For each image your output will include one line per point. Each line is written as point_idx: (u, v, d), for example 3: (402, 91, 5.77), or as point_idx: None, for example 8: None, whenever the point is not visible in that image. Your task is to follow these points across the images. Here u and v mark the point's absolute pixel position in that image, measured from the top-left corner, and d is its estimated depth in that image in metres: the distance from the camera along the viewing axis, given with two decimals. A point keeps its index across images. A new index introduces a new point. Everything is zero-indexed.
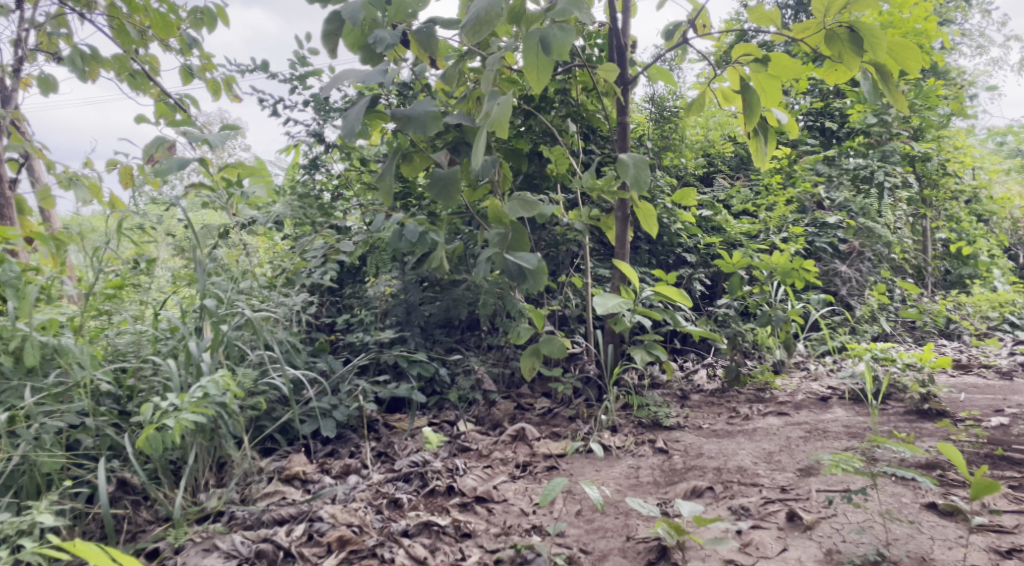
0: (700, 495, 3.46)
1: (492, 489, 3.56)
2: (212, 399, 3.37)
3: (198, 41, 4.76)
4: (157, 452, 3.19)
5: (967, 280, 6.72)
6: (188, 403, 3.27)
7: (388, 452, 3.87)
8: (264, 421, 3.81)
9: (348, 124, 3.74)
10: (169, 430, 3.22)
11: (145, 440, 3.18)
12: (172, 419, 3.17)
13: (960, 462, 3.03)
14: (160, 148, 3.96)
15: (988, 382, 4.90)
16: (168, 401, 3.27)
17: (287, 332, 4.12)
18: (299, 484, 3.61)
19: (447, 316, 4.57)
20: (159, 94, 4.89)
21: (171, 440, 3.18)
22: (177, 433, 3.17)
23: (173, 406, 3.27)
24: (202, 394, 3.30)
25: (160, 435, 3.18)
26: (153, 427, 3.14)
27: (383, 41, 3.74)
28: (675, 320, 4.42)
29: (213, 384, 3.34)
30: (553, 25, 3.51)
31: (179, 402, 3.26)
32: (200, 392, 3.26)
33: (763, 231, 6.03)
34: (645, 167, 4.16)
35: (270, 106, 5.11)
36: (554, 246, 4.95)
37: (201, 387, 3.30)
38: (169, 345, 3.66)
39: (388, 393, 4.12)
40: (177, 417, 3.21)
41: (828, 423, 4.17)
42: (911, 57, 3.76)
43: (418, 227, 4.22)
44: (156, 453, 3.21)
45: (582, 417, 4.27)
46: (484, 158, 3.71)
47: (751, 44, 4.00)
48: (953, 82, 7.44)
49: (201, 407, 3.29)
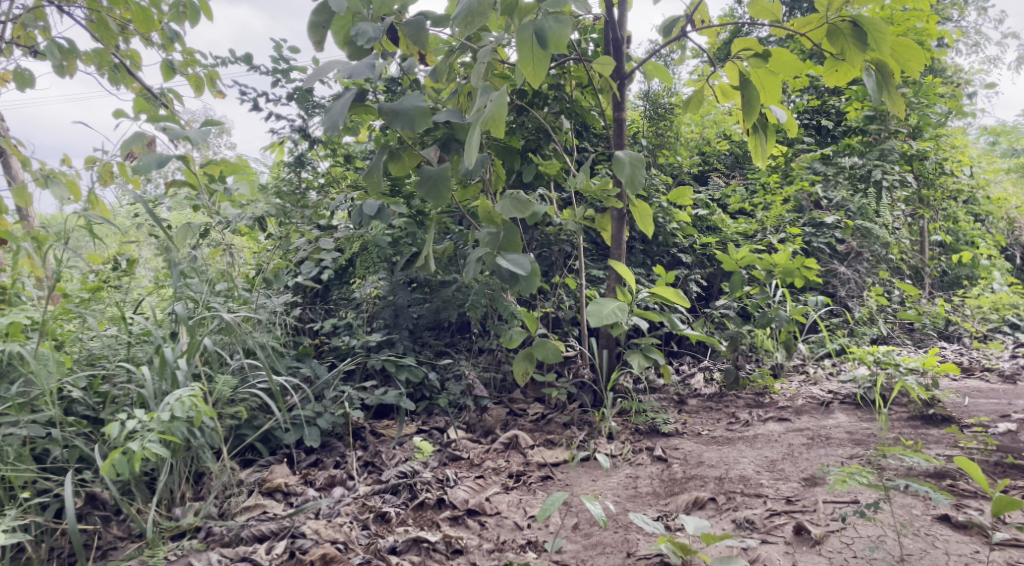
0: (702, 507, 3.32)
1: (485, 501, 3.40)
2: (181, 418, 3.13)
3: (179, 35, 4.57)
4: (123, 474, 2.98)
5: (965, 281, 6.59)
6: (156, 419, 3.06)
7: (375, 462, 3.71)
8: (245, 430, 3.63)
9: (332, 119, 3.57)
10: (135, 453, 3.02)
11: (110, 464, 2.98)
12: (136, 444, 2.96)
13: (980, 475, 2.96)
14: (139, 145, 3.81)
15: (991, 386, 4.77)
16: (135, 415, 3.08)
17: (270, 334, 3.95)
18: (281, 497, 3.44)
19: (437, 317, 4.42)
20: (140, 89, 4.71)
21: (136, 466, 2.98)
22: (142, 453, 2.97)
23: (140, 424, 3.09)
24: (169, 415, 3.07)
25: (125, 459, 2.98)
26: (116, 452, 2.94)
27: (367, 34, 3.56)
28: (672, 323, 4.26)
29: (180, 403, 3.10)
30: (547, 16, 3.36)
31: (148, 419, 3.06)
32: (166, 416, 3.04)
33: (759, 231, 5.86)
34: (642, 164, 4.01)
35: (251, 99, 4.97)
36: (546, 246, 4.81)
37: (168, 406, 3.07)
38: (145, 351, 3.48)
39: (376, 400, 3.93)
40: (143, 441, 3.02)
41: (831, 429, 4.03)
42: (914, 57, 3.61)
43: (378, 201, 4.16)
44: (122, 475, 2.99)
45: (577, 424, 4.11)
46: (475, 156, 3.56)
47: (752, 38, 3.83)
48: (950, 81, 7.32)
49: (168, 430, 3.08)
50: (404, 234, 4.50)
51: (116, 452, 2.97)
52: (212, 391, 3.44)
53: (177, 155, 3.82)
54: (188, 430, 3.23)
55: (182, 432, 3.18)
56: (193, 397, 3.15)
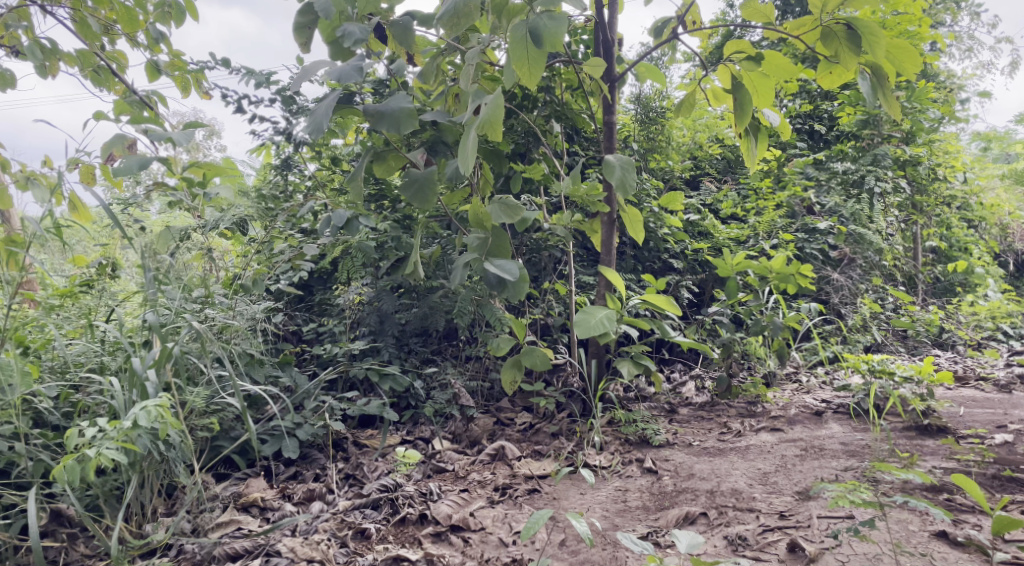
0: (694, 522, 3.23)
1: (469, 516, 3.30)
2: (144, 427, 3.00)
3: (165, 36, 4.45)
4: (76, 482, 2.85)
5: (958, 288, 6.52)
6: (119, 429, 2.94)
7: (356, 475, 3.61)
8: (222, 441, 3.53)
9: (316, 120, 3.47)
10: (91, 461, 2.90)
11: (63, 470, 2.86)
12: (91, 452, 2.85)
13: (979, 493, 2.87)
14: (121, 146, 3.71)
15: (986, 395, 4.69)
16: (95, 424, 2.97)
17: (249, 342, 3.83)
18: (257, 512, 3.34)
19: (423, 324, 4.32)
20: (124, 91, 4.58)
21: (90, 474, 2.85)
22: (98, 460, 2.85)
23: (101, 434, 2.97)
24: (131, 423, 2.94)
25: (80, 466, 2.87)
26: (70, 457, 2.83)
27: (352, 34, 3.46)
28: (663, 330, 4.17)
29: (146, 412, 2.98)
30: (541, 15, 3.27)
31: (109, 427, 2.94)
32: (128, 425, 2.91)
33: (752, 237, 5.76)
34: (633, 168, 3.92)
35: (234, 101, 4.85)
36: (535, 251, 4.71)
37: (130, 414, 2.95)
38: (117, 361, 3.38)
39: (358, 410, 3.82)
40: (99, 448, 2.90)
41: (825, 440, 3.94)
42: (909, 59, 3.53)
43: (348, 210, 4.12)
44: (75, 483, 2.86)
45: (566, 434, 4.01)
46: (470, 161, 3.47)
47: (745, 41, 3.75)
48: (943, 86, 7.25)
49: (128, 438, 2.95)
50: (388, 238, 4.36)
51: (70, 458, 2.86)
52: (186, 401, 3.33)
53: (160, 156, 3.72)
54: (155, 441, 3.11)
55: (146, 441, 3.06)
56: (159, 407, 3.02)
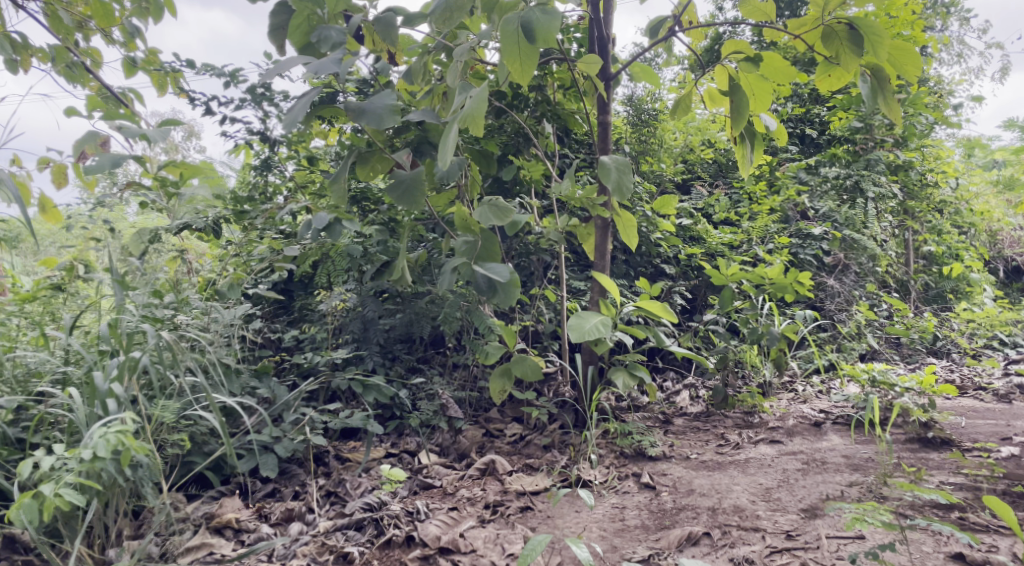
0: (697, 543, 3.06)
1: (459, 537, 3.12)
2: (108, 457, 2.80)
3: (141, 31, 4.21)
4: (33, 522, 2.67)
5: (950, 295, 6.24)
6: (79, 462, 2.74)
7: (338, 492, 3.42)
8: (194, 457, 3.31)
9: (292, 117, 3.25)
10: (46, 498, 2.71)
11: (17, 509, 2.67)
12: (47, 490, 2.66)
13: (1011, 518, 2.71)
14: (93, 144, 3.48)
15: (986, 406, 4.55)
16: (52, 454, 2.77)
17: (225, 349, 3.63)
18: (231, 534, 3.14)
19: (408, 331, 4.13)
20: (99, 88, 4.35)
21: (47, 513, 2.67)
22: (55, 499, 2.66)
23: (59, 463, 2.78)
24: (90, 454, 2.74)
25: (35, 503, 2.68)
26: (25, 495, 2.64)
27: (329, 37, 3.31)
28: (658, 339, 3.99)
29: (106, 441, 2.77)
30: (534, 8, 3.09)
31: (68, 458, 2.74)
32: (85, 455, 2.70)
33: (745, 242, 5.58)
34: (629, 170, 3.73)
35: (202, 104, 4.63)
36: (525, 255, 4.54)
37: (89, 444, 2.74)
38: (80, 372, 3.17)
39: (340, 423, 3.61)
40: (56, 485, 2.71)
41: (826, 453, 3.78)
42: (911, 62, 3.34)
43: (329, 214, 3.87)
44: (31, 521, 2.68)
45: (558, 447, 3.83)
46: (454, 158, 3.29)
47: (743, 41, 3.57)
48: (935, 91, 7.11)
49: (88, 470, 2.75)
50: (374, 242, 4.16)
51: (25, 496, 2.66)
52: (153, 417, 3.10)
53: (134, 155, 3.51)
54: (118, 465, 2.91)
55: (109, 469, 2.86)
56: (121, 434, 2.80)
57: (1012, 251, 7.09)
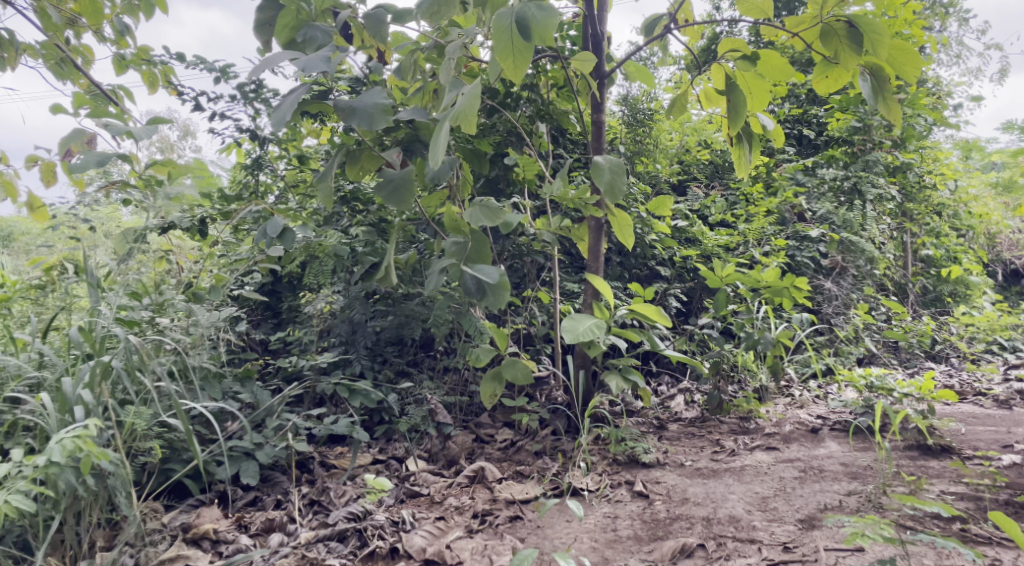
0: (691, 556, 2.98)
1: (445, 549, 3.04)
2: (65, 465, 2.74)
3: (132, 29, 4.11)
4: None
5: (949, 298, 6.15)
6: (32, 469, 2.68)
7: (322, 501, 3.33)
8: (172, 464, 3.23)
9: (280, 115, 3.14)
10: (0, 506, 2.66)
11: None
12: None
13: (1017, 534, 2.62)
14: (79, 142, 3.38)
15: (987, 412, 4.47)
16: (10, 460, 2.72)
17: (208, 353, 3.53)
18: (209, 545, 3.05)
19: (399, 333, 4.04)
20: (88, 85, 4.26)
21: None
22: (5, 506, 2.60)
23: (15, 469, 2.72)
24: (44, 461, 2.68)
25: None
26: None
27: (313, 35, 3.23)
28: (653, 343, 3.89)
29: (61, 447, 2.71)
30: (527, 3, 3.00)
31: (23, 465, 2.68)
32: (39, 460, 2.65)
33: (742, 244, 5.49)
34: (623, 170, 3.64)
35: (191, 99, 4.54)
36: (518, 257, 4.45)
37: (44, 451, 2.68)
38: (55, 377, 3.08)
39: (324, 430, 3.51)
40: (9, 493, 2.65)
41: (824, 461, 3.69)
42: (912, 63, 3.26)
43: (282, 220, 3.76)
44: None
45: (549, 453, 3.74)
46: (445, 157, 3.19)
47: (740, 38, 3.48)
48: (933, 91, 7.03)
49: (40, 477, 2.69)
50: (362, 243, 4.07)
51: None
52: (126, 424, 3.02)
53: (121, 153, 3.41)
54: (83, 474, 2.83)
55: (71, 478, 2.79)
56: (76, 441, 2.74)
57: (1011, 254, 6.99)
